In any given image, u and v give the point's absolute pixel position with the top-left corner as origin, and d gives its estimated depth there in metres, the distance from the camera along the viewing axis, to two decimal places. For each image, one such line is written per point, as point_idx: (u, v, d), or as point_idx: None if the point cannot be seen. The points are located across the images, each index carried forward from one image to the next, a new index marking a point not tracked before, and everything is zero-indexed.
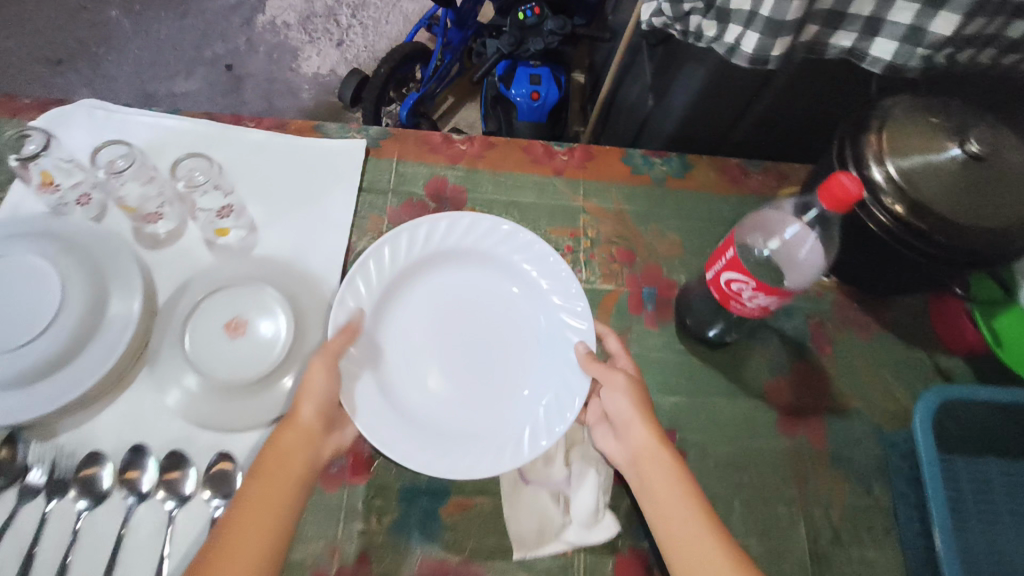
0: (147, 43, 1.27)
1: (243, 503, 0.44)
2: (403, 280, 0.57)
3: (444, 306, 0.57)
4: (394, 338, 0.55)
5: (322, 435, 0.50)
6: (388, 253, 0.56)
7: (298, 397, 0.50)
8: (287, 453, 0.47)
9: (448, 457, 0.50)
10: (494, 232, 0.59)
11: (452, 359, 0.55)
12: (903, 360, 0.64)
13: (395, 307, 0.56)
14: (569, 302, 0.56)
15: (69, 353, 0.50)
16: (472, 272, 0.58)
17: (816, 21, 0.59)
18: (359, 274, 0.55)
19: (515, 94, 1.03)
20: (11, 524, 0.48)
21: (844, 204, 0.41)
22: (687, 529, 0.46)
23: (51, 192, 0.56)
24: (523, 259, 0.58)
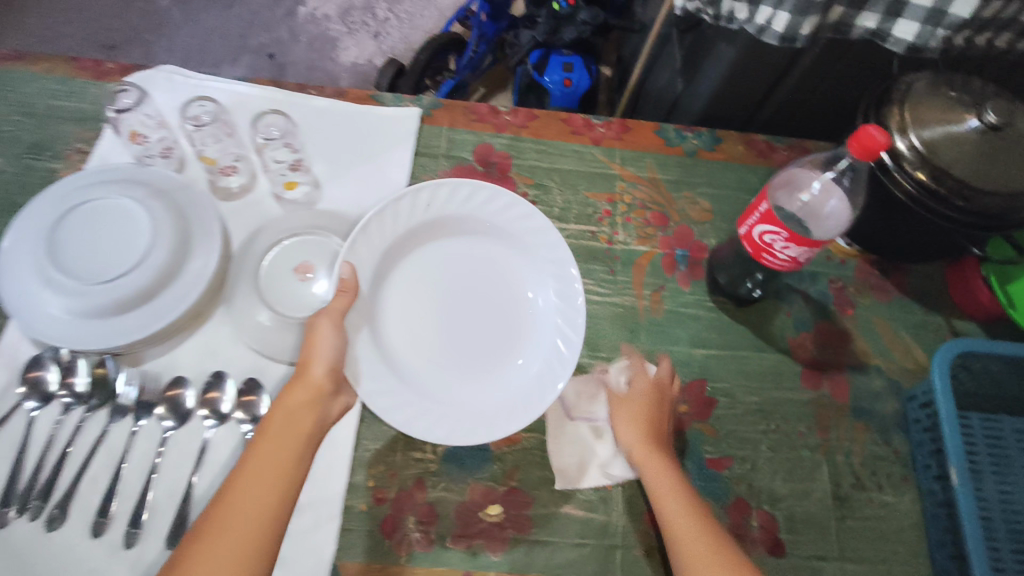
0: (196, 32, 1.47)
1: (248, 463, 0.45)
2: (401, 245, 0.58)
3: (439, 274, 0.59)
4: (391, 303, 0.57)
5: (332, 392, 0.50)
6: (392, 219, 0.57)
7: (310, 355, 0.50)
8: (298, 410, 0.48)
9: (443, 425, 0.53)
10: (499, 200, 0.59)
11: (444, 326, 0.58)
12: (921, 322, 0.68)
13: (392, 273, 0.58)
14: (564, 282, 0.59)
15: (158, 287, 0.55)
16: (468, 242, 0.60)
17: (842, 2, 0.62)
18: (363, 238, 0.55)
19: (549, 80, 1.11)
20: (104, 439, 0.53)
21: (871, 154, 0.47)
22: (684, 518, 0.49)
23: (139, 143, 0.64)
24: (522, 233, 0.60)
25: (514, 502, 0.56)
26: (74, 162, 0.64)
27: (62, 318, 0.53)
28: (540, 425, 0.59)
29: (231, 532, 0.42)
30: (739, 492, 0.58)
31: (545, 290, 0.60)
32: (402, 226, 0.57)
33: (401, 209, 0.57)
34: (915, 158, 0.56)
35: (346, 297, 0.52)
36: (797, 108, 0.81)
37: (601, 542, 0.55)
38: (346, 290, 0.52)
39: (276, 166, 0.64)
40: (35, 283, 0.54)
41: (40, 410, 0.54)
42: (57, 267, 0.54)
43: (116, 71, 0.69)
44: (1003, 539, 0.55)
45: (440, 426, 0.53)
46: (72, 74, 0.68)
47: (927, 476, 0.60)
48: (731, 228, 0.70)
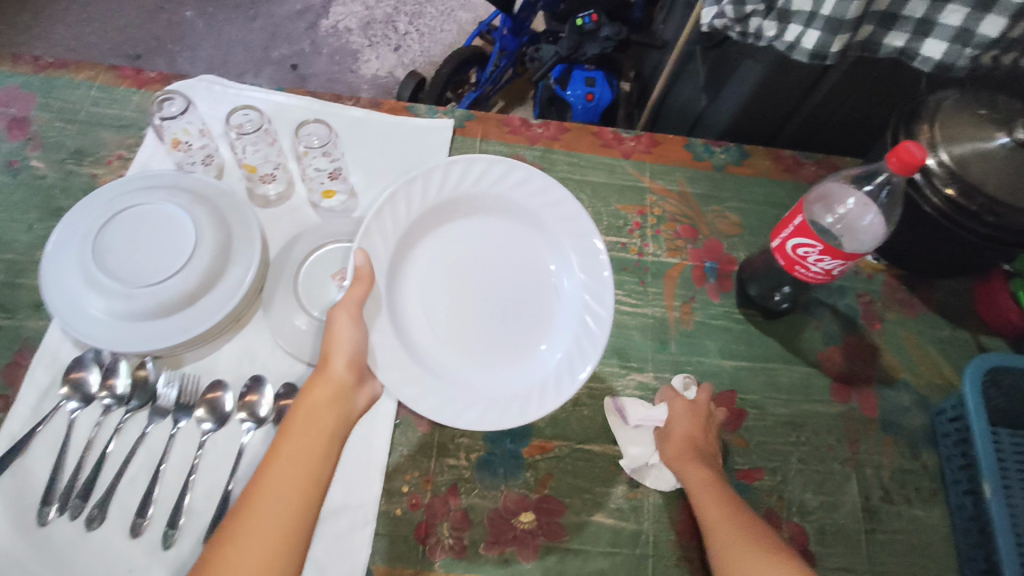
0: (219, 43, 1.50)
1: (273, 457, 0.46)
2: (415, 231, 0.58)
3: (456, 259, 0.59)
4: (410, 291, 0.57)
5: (353, 386, 0.51)
6: (403, 205, 0.56)
7: (329, 350, 0.51)
8: (319, 408, 0.48)
9: (471, 410, 0.53)
10: (520, 181, 0.59)
11: (466, 309, 0.58)
12: (948, 338, 0.68)
13: (409, 259, 0.58)
14: (586, 254, 0.58)
15: (200, 291, 0.56)
16: (485, 222, 0.60)
17: (871, 21, 0.63)
18: (376, 229, 0.55)
19: (571, 95, 1.12)
20: (144, 440, 0.54)
21: (910, 168, 0.47)
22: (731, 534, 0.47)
23: (181, 150, 0.65)
24: (540, 207, 0.59)
25: (547, 510, 0.56)
26: (114, 168, 0.67)
27: (104, 318, 0.54)
28: (572, 433, 0.59)
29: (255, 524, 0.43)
30: (770, 504, 0.58)
31: (567, 265, 0.59)
32: (414, 214, 0.57)
33: (413, 195, 0.57)
34: (945, 174, 0.57)
35: (363, 286, 0.51)
36: (823, 124, 0.82)
37: (634, 552, 0.55)
38: (364, 278, 0.51)
39: (315, 174, 0.65)
40: (80, 283, 0.54)
41: (81, 411, 0.54)
42: (101, 269, 0.54)
43: (157, 80, 0.72)
44: None
45: (468, 411, 0.53)
46: (117, 82, 0.72)
47: (958, 491, 0.59)
48: (760, 242, 0.70)
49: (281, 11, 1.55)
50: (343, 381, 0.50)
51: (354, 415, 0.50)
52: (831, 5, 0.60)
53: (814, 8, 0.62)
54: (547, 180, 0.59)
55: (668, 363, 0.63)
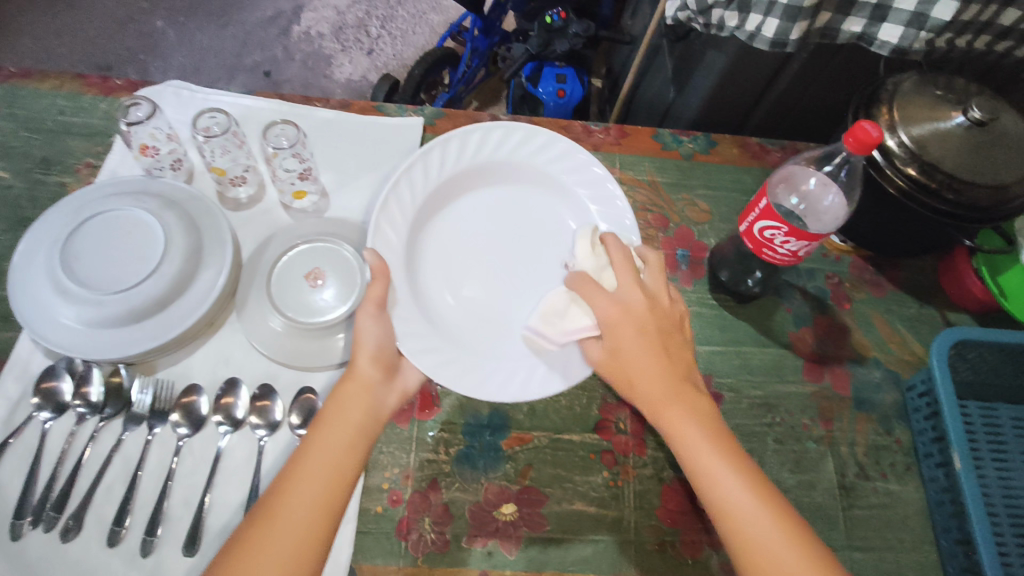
0: (190, 52, 1.49)
1: (303, 452, 0.46)
2: (425, 214, 0.60)
3: (470, 235, 0.61)
4: (429, 273, 0.59)
5: (381, 381, 0.51)
6: (410, 188, 0.58)
7: (354, 347, 0.51)
8: (349, 404, 0.48)
9: (514, 379, 0.54)
10: (524, 142, 0.63)
11: (488, 281, 0.59)
12: (915, 315, 0.69)
13: (422, 241, 0.59)
14: (601, 199, 0.61)
15: (171, 296, 0.55)
16: (493, 194, 0.62)
17: (828, 7, 0.64)
18: (386, 216, 0.56)
19: (542, 92, 1.14)
20: (120, 448, 0.54)
21: (867, 147, 0.48)
22: (736, 494, 0.45)
23: (149, 156, 0.65)
24: (546, 165, 0.63)
25: (528, 501, 0.56)
26: (83, 176, 0.66)
27: (74, 327, 0.53)
28: (549, 423, 0.59)
29: (286, 517, 0.43)
30: None
31: (582, 216, 0.62)
32: (421, 197, 0.59)
33: (416, 176, 0.59)
34: (906, 154, 0.58)
35: (381, 283, 0.51)
36: (789, 110, 0.83)
37: (615, 538, 0.55)
38: (379, 276, 0.51)
39: (286, 174, 0.64)
40: (48, 292, 0.54)
41: (54, 421, 0.54)
42: (70, 277, 0.54)
43: (124, 87, 0.72)
44: (1003, 520, 0.56)
45: (510, 382, 0.53)
46: (82, 91, 0.72)
47: (930, 464, 0.60)
48: (730, 227, 0.71)
49: (252, 18, 1.54)
50: (370, 377, 0.50)
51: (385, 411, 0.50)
52: None
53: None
54: (549, 137, 0.63)
55: None
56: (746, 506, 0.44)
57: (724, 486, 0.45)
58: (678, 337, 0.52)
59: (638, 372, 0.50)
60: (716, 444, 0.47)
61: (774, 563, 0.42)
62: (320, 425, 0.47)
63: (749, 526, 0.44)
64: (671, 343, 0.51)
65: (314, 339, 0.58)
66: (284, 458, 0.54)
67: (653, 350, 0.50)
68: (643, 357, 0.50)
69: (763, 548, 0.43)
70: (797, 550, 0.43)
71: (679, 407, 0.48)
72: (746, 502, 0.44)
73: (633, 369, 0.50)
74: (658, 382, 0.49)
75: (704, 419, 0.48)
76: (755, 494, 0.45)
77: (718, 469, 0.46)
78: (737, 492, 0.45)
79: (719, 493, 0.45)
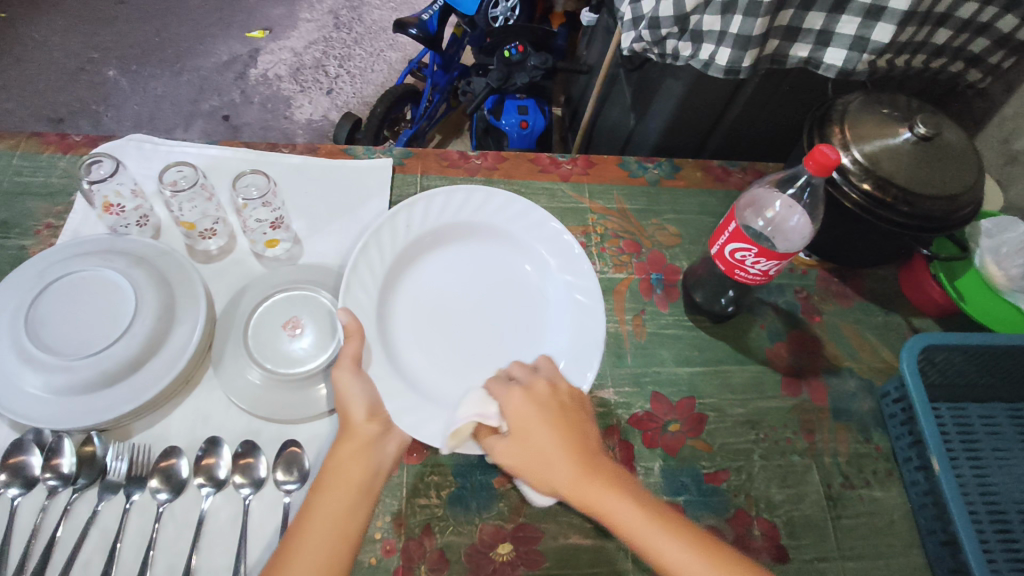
0: (145, 100, 1.47)
1: (306, 519, 0.45)
2: (393, 273, 0.60)
3: (441, 288, 0.62)
4: (402, 330, 0.59)
5: (379, 436, 0.49)
6: (378, 252, 0.59)
7: (344, 408, 0.50)
8: (348, 464, 0.47)
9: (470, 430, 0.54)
10: (484, 203, 0.64)
11: (454, 334, 0.59)
12: (882, 323, 0.72)
13: (396, 288, 0.60)
14: (568, 266, 0.62)
15: (144, 356, 0.54)
16: (458, 250, 0.64)
17: (776, 36, 0.66)
18: (363, 262, 0.58)
19: (505, 123, 1.17)
20: (95, 519, 0.51)
21: (828, 169, 0.50)
22: (681, 557, 0.43)
23: (113, 214, 0.63)
24: (515, 225, 0.64)
25: (524, 538, 0.55)
26: (43, 237, 0.64)
27: (42, 396, 0.51)
28: None
29: None
30: (739, 503, 0.59)
31: (549, 277, 0.63)
32: (401, 243, 0.61)
33: (382, 242, 0.60)
34: (860, 170, 0.60)
35: (355, 341, 0.51)
36: (746, 131, 0.86)
37: (613, 569, 0.55)
38: (353, 334, 0.51)
39: (257, 225, 0.63)
40: (12, 361, 0.52)
41: (24, 497, 0.51)
42: (36, 344, 0.52)
43: (83, 144, 0.71)
44: (983, 517, 0.58)
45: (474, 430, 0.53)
46: (40, 149, 0.71)
47: (910, 468, 0.61)
48: (700, 249, 0.73)
49: (208, 63, 1.53)
50: (367, 433, 0.49)
51: (384, 467, 0.49)
52: (737, 24, 0.63)
53: (723, 28, 0.64)
54: (517, 202, 0.64)
55: (626, 376, 0.64)
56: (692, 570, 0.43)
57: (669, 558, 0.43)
58: (574, 409, 0.51)
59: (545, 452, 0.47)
60: (642, 512, 0.45)
61: None
62: (318, 489, 0.46)
63: None
64: (570, 419, 0.50)
65: (295, 390, 0.56)
66: (271, 515, 0.52)
67: (558, 429, 0.48)
68: (547, 440, 0.48)
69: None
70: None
71: (596, 483, 0.46)
72: (695, 565, 0.43)
73: (542, 452, 0.47)
74: (564, 471, 0.47)
75: (628, 495, 0.46)
76: (708, 559, 0.43)
77: (654, 539, 0.44)
78: (686, 560, 0.43)
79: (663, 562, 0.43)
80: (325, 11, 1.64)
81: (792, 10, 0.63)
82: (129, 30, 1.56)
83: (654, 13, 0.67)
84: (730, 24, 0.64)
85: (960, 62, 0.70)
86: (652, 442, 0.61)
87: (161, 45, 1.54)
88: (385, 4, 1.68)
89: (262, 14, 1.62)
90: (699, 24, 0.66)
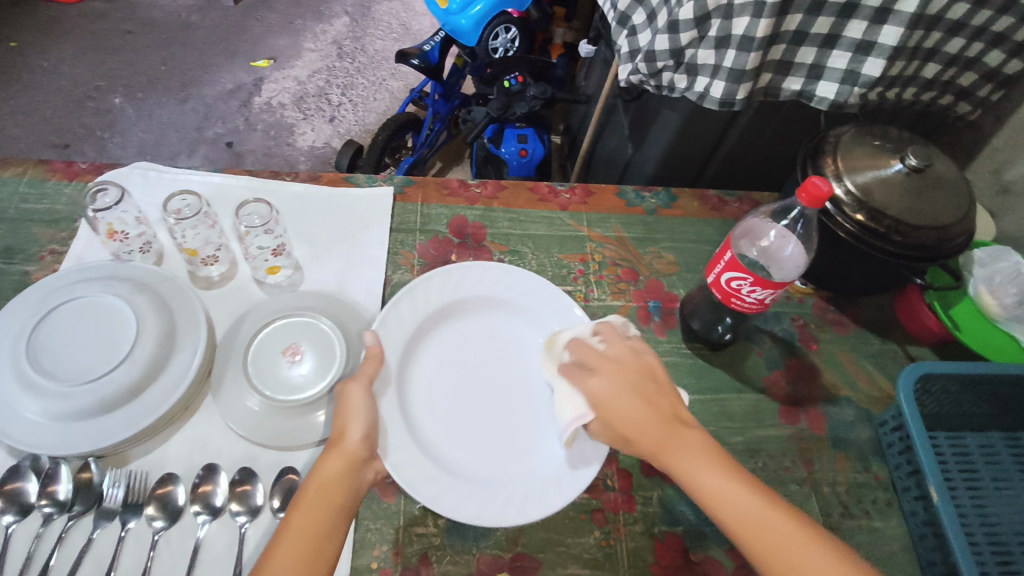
0: (150, 127, 1.49)
1: (286, 531, 0.45)
2: (420, 333, 0.61)
3: (464, 351, 0.62)
4: (418, 388, 0.59)
5: (367, 459, 0.50)
6: (408, 307, 0.61)
7: (344, 422, 0.50)
8: (332, 478, 0.47)
9: (466, 497, 0.52)
10: (516, 279, 0.65)
11: (464, 402, 0.59)
12: (878, 352, 0.72)
13: (427, 340, 0.61)
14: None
15: (144, 382, 0.54)
16: (486, 322, 0.64)
17: (769, 69, 0.68)
18: (407, 298, 0.62)
19: (505, 152, 1.18)
20: (89, 548, 0.51)
21: (820, 201, 0.51)
22: (744, 505, 0.45)
23: (117, 240, 0.64)
24: (541, 306, 0.64)
25: (521, 569, 0.55)
26: (46, 263, 0.65)
27: (40, 422, 0.51)
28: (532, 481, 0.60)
29: None
30: None
31: None
32: (430, 303, 0.62)
33: (413, 299, 0.62)
34: (852, 201, 0.61)
35: (375, 363, 0.54)
36: (742, 161, 0.88)
37: None
38: (374, 357, 0.55)
39: (259, 252, 0.64)
40: (13, 388, 0.52)
41: (18, 524, 0.51)
42: (37, 370, 0.52)
43: (88, 172, 0.73)
44: (984, 547, 0.58)
45: (471, 501, 0.52)
46: (45, 176, 0.72)
47: (910, 497, 0.61)
48: (697, 277, 0.74)
49: (212, 91, 1.56)
50: (356, 453, 0.49)
51: (363, 488, 0.49)
52: (731, 58, 0.64)
53: (718, 62, 0.66)
54: (544, 284, 0.65)
55: None
56: (761, 521, 0.45)
57: (732, 498, 0.46)
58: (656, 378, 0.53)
59: (627, 417, 0.50)
60: (715, 465, 0.48)
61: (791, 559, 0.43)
62: (299, 505, 0.46)
63: (772, 537, 0.44)
64: (651, 388, 0.52)
65: (292, 418, 0.56)
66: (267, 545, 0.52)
67: (639, 396, 0.51)
68: (631, 408, 0.50)
69: (773, 538, 0.44)
70: (808, 545, 0.44)
71: (679, 443, 0.49)
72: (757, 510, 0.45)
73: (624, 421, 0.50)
74: (648, 427, 0.50)
75: (706, 457, 0.48)
76: (769, 506, 0.45)
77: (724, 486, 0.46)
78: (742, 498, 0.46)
79: (720, 502, 0.46)
80: (329, 41, 1.68)
81: (784, 45, 0.65)
82: (136, 59, 1.59)
83: (651, 47, 0.69)
84: (724, 57, 0.65)
85: (950, 95, 0.72)
86: (650, 471, 0.61)
87: (167, 73, 1.58)
88: (388, 34, 1.72)
89: (267, 43, 1.66)
90: (694, 58, 0.68)
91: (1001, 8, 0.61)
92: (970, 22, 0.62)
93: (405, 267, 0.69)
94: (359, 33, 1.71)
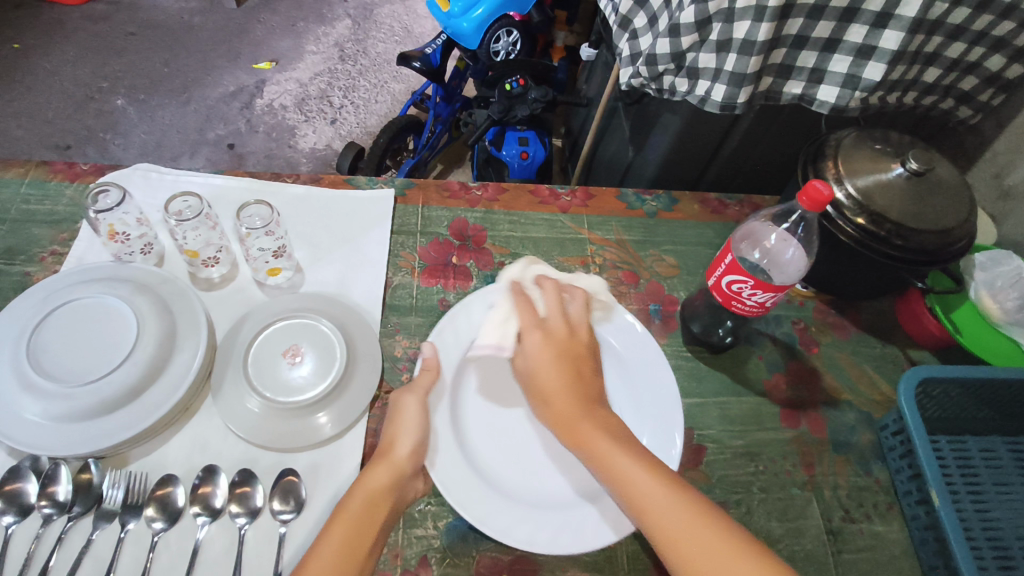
0: (151, 128, 1.49)
1: (327, 541, 0.46)
2: (469, 357, 0.61)
3: (515, 374, 0.62)
4: (472, 413, 0.58)
5: (412, 473, 0.52)
6: (454, 333, 0.61)
7: (394, 435, 0.52)
8: (379, 490, 0.49)
9: (528, 525, 0.52)
10: None
11: (518, 426, 0.59)
12: (879, 355, 0.72)
13: (476, 365, 0.61)
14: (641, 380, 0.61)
15: (144, 383, 0.54)
16: None
17: (770, 73, 0.68)
18: (450, 326, 0.62)
19: (507, 154, 1.19)
20: (89, 549, 0.51)
21: (821, 204, 0.51)
22: (642, 481, 0.46)
23: (118, 241, 0.64)
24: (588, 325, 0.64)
25: (521, 571, 0.55)
26: (48, 264, 0.65)
27: (40, 423, 0.51)
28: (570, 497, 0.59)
29: None
30: None
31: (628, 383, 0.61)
32: (476, 328, 0.62)
33: (459, 324, 0.62)
34: (854, 205, 0.61)
35: (430, 375, 0.57)
36: (743, 164, 0.88)
37: None
38: (431, 368, 0.57)
39: (259, 254, 0.64)
40: (13, 388, 0.52)
41: (18, 525, 0.51)
42: (37, 371, 0.52)
43: (90, 173, 0.73)
44: (986, 552, 0.57)
45: (535, 529, 0.52)
46: (47, 177, 0.72)
47: (911, 502, 0.61)
48: (698, 280, 0.74)
49: (214, 93, 1.57)
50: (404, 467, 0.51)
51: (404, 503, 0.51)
52: (732, 61, 0.64)
53: (719, 65, 0.66)
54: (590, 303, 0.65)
55: None
56: (655, 497, 0.45)
57: (629, 474, 0.46)
58: (586, 355, 0.54)
59: (548, 385, 0.52)
60: (621, 443, 0.48)
61: (678, 536, 0.43)
62: (343, 511, 0.48)
63: (662, 514, 0.44)
64: (580, 362, 0.54)
65: (293, 419, 0.56)
66: (266, 546, 0.52)
67: (565, 367, 0.53)
68: (552, 377, 0.52)
69: (659, 514, 0.44)
70: (699, 526, 0.43)
71: (587, 420, 0.50)
72: (653, 489, 0.45)
73: (544, 388, 0.52)
74: (565, 399, 0.51)
75: (618, 436, 0.49)
76: (668, 488, 0.45)
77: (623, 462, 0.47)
78: (642, 477, 0.46)
79: (617, 473, 0.46)
80: (331, 44, 1.68)
81: (785, 49, 0.65)
82: (139, 61, 1.59)
83: (652, 50, 0.69)
84: (725, 61, 0.65)
85: (951, 99, 0.72)
86: None
87: (169, 75, 1.58)
88: (390, 37, 1.72)
89: (269, 46, 1.66)
90: (695, 61, 0.68)
91: (1002, 12, 0.61)
92: (971, 26, 0.62)
93: (405, 269, 0.69)
94: (361, 36, 1.72)
